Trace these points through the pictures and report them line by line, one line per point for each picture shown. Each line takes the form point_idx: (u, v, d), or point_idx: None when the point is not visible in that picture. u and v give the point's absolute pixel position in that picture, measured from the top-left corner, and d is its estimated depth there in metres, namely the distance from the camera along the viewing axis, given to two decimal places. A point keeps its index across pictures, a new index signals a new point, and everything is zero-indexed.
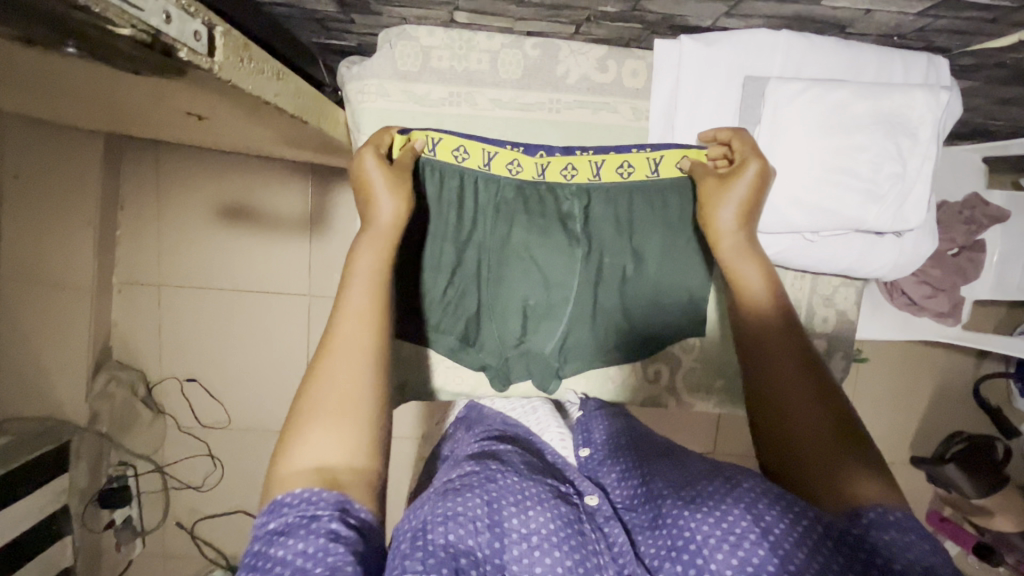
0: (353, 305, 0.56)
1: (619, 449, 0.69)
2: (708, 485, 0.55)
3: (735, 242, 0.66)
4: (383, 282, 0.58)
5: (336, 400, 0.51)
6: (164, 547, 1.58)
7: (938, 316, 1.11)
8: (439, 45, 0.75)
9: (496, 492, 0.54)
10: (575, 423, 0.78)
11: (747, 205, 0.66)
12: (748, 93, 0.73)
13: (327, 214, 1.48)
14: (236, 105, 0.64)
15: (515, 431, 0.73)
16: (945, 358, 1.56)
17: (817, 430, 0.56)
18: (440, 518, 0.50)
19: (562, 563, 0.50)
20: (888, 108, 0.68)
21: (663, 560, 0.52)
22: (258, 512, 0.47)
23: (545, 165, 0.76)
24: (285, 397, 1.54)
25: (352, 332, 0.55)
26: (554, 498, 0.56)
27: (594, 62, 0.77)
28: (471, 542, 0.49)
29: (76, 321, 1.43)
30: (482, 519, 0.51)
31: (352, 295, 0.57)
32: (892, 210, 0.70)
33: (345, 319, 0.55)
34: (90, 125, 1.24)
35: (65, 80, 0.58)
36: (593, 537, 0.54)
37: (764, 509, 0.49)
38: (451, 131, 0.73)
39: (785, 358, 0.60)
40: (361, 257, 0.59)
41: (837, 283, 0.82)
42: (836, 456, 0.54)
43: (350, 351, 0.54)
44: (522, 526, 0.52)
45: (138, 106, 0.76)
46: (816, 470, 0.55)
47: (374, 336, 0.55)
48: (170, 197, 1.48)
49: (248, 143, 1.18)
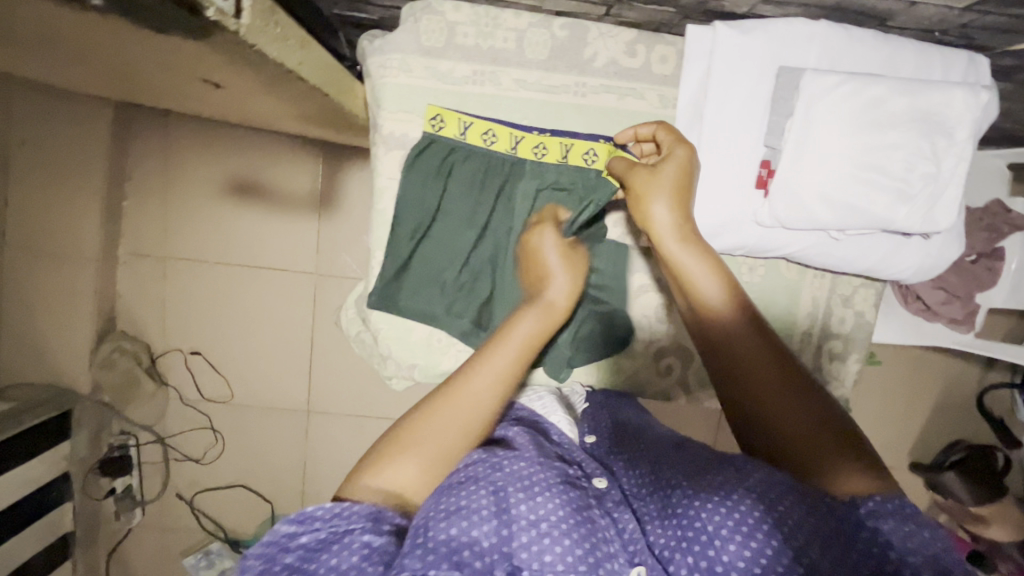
0: (493, 364, 0.60)
1: (628, 437, 0.68)
2: (717, 476, 0.55)
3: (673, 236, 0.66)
4: (529, 358, 0.62)
5: (441, 444, 0.55)
6: (161, 517, 1.59)
7: (953, 323, 1.11)
8: (465, 22, 0.73)
9: (502, 480, 0.53)
10: (581, 413, 0.77)
11: (679, 191, 0.67)
12: (781, 84, 0.71)
13: (336, 194, 1.46)
14: (255, 73, 0.62)
15: (521, 413, 0.71)
16: (951, 366, 1.55)
17: (790, 406, 0.57)
18: (444, 513, 0.50)
19: (572, 552, 0.49)
20: (925, 106, 0.66)
21: (673, 551, 0.52)
22: (283, 518, 0.50)
23: (568, 147, 0.74)
24: (288, 375, 1.54)
25: (479, 389, 0.58)
26: (561, 484, 0.55)
27: (623, 46, 0.75)
28: (475, 534, 0.49)
29: (79, 289, 1.41)
30: (488, 508, 0.50)
31: (501, 355, 0.60)
32: (922, 211, 0.69)
33: (480, 372, 0.59)
34: (98, 92, 1.22)
35: (83, 37, 0.57)
36: (602, 523, 0.53)
37: (777, 497, 0.50)
38: (482, 115, 0.74)
39: (748, 340, 0.60)
40: (521, 323, 0.63)
41: (857, 283, 0.80)
42: (813, 440, 0.55)
43: (477, 404, 0.58)
44: (530, 513, 0.51)
45: (152, 70, 0.74)
46: (807, 455, 0.54)
47: (500, 402, 0.59)
48: (177, 167, 1.45)
49: (260, 117, 1.16)
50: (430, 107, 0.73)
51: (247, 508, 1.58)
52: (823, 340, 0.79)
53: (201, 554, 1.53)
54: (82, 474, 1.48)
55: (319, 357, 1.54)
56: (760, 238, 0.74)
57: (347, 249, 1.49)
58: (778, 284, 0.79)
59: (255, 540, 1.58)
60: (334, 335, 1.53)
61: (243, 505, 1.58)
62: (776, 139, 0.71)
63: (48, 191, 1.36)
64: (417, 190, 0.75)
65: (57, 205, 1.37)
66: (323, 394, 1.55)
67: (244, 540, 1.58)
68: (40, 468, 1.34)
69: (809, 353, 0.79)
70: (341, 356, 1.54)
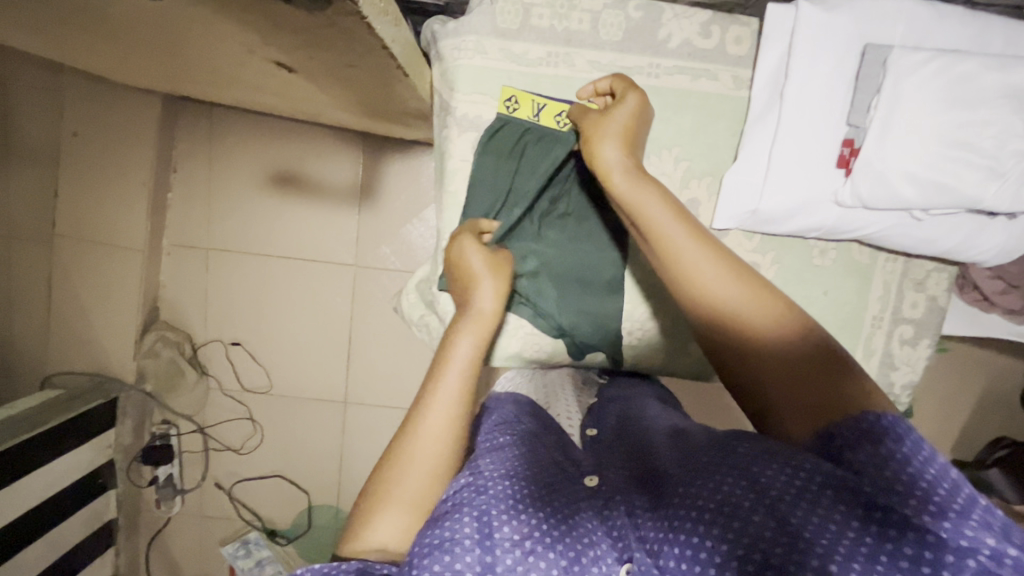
0: (438, 394, 0.58)
1: (625, 429, 0.65)
2: (705, 458, 0.51)
3: (621, 169, 0.62)
4: (475, 376, 0.61)
5: (407, 489, 0.53)
6: (200, 508, 1.59)
7: (1010, 313, 1.08)
8: (540, 4, 0.76)
9: (485, 504, 0.49)
10: (591, 403, 0.76)
11: (629, 133, 0.65)
12: (867, 61, 0.70)
13: (376, 186, 1.47)
14: (346, 54, 0.62)
15: (523, 415, 0.68)
16: (1001, 364, 1.52)
17: (772, 355, 0.52)
18: (428, 547, 0.46)
19: (557, 564, 0.46)
20: (1018, 81, 0.66)
21: (662, 543, 0.46)
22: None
23: None
24: (328, 365, 1.55)
25: (431, 426, 0.57)
26: (545, 497, 0.52)
27: (696, 28, 0.76)
28: (458, 566, 0.45)
29: (129, 280, 1.43)
30: (470, 537, 0.46)
31: (439, 382, 0.59)
32: (1012, 189, 0.68)
33: (428, 409, 0.58)
34: (151, 84, 1.24)
35: (185, 13, 0.57)
36: (587, 526, 0.50)
37: (759, 470, 0.45)
38: (556, 98, 0.77)
39: (725, 292, 0.54)
40: (458, 341, 0.63)
41: (930, 268, 0.82)
42: (804, 395, 0.49)
43: (427, 439, 0.56)
44: (514, 534, 0.47)
45: (229, 54, 0.75)
46: (783, 398, 0.50)
47: (455, 431, 0.57)
48: (223, 160, 1.47)
49: (311, 108, 1.16)
50: (506, 88, 0.77)
51: (283, 498, 1.59)
52: (894, 324, 0.82)
53: (240, 544, 1.50)
54: (125, 461, 1.51)
55: (357, 348, 1.54)
56: (840, 217, 0.74)
57: (385, 241, 1.49)
58: (849, 268, 0.80)
59: (292, 530, 1.58)
60: (373, 326, 1.54)
61: (280, 495, 1.59)
62: (861, 117, 0.70)
63: (98, 182, 1.39)
64: (490, 174, 0.78)
65: (106, 196, 1.39)
66: (360, 385, 1.56)
67: (280, 530, 1.59)
68: (86, 453, 1.37)
69: (880, 338, 0.82)
70: (380, 348, 1.55)
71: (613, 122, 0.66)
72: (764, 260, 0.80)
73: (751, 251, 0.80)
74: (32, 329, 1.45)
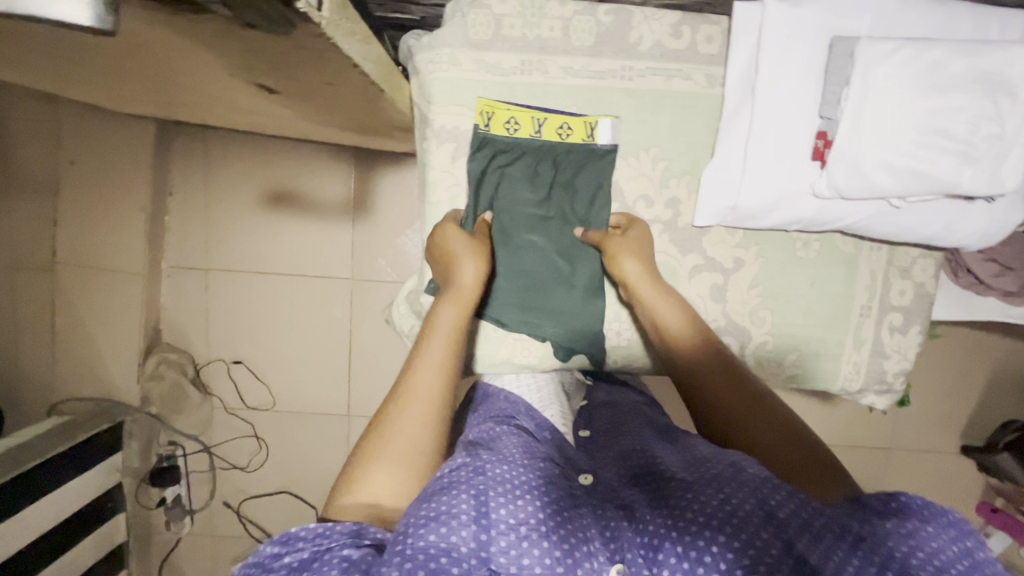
0: (428, 359, 0.62)
1: (617, 430, 0.72)
2: (711, 468, 0.57)
3: (648, 286, 0.75)
4: (459, 344, 0.65)
5: (400, 444, 0.56)
6: (209, 526, 1.60)
7: (1007, 295, 1.06)
8: (511, 13, 0.77)
9: (483, 484, 0.52)
10: (577, 411, 0.81)
11: (644, 253, 0.77)
12: (836, 54, 0.71)
13: (368, 199, 1.48)
14: (322, 74, 0.63)
15: (521, 410, 0.73)
16: (1007, 347, 1.49)
17: (742, 408, 0.65)
18: (424, 519, 0.48)
19: (550, 554, 0.48)
20: (988, 65, 0.66)
21: (663, 538, 0.50)
22: (266, 540, 0.49)
23: (593, 124, 0.79)
24: (328, 379, 1.56)
25: (423, 385, 0.60)
26: (542, 486, 0.55)
27: (667, 29, 0.77)
28: (454, 540, 0.47)
29: (130, 305, 1.45)
30: (467, 513, 0.49)
31: (430, 348, 0.63)
32: (989, 173, 0.68)
33: (420, 370, 0.61)
34: (142, 110, 1.26)
35: (163, 43, 0.59)
36: (583, 522, 0.53)
37: (768, 493, 0.51)
38: (529, 105, 0.79)
39: (671, 318, 0.74)
40: (443, 312, 0.67)
41: (915, 254, 0.82)
42: (754, 424, 0.63)
43: (422, 399, 0.59)
44: (510, 517, 0.50)
45: (211, 77, 0.76)
46: (744, 438, 0.62)
47: (445, 394, 0.61)
48: (217, 181, 1.49)
49: (298, 126, 1.18)
50: (483, 101, 0.78)
51: (292, 513, 1.60)
52: (882, 313, 0.82)
53: None
54: (133, 484, 1.51)
55: (358, 361, 1.55)
56: (819, 209, 0.75)
57: (381, 253, 1.51)
58: (833, 258, 0.81)
59: None
60: (371, 339, 1.54)
61: (290, 511, 1.60)
62: (832, 109, 0.71)
63: (97, 208, 1.41)
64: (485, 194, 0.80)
65: (105, 222, 1.42)
66: (362, 398, 1.57)
67: None
68: (95, 477, 1.38)
69: (869, 329, 0.82)
70: (378, 359, 1.55)
71: (633, 245, 0.77)
72: (748, 254, 0.81)
73: (734, 247, 0.81)
74: (39, 357, 1.47)
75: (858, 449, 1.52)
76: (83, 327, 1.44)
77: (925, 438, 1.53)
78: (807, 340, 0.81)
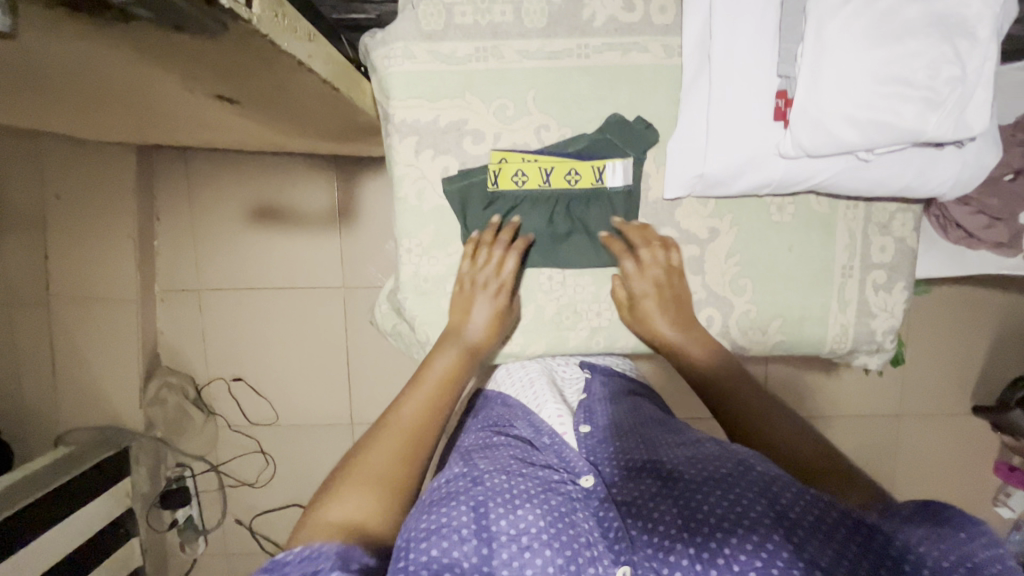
0: (417, 399, 0.72)
1: (618, 432, 0.69)
2: (721, 468, 0.57)
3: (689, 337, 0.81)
4: (448, 387, 0.75)
5: (375, 467, 0.63)
6: (224, 545, 1.60)
7: (998, 247, 1.04)
8: (461, 2, 0.77)
9: (482, 496, 0.56)
10: (576, 405, 0.78)
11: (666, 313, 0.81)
12: (787, 12, 0.71)
13: (352, 205, 1.48)
14: (274, 77, 0.63)
15: (517, 415, 0.75)
16: (1008, 301, 1.46)
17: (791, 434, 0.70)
18: (425, 533, 0.52)
19: (553, 562, 0.51)
20: (941, 9, 0.66)
21: (674, 540, 0.51)
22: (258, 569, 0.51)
23: (575, 178, 0.80)
24: (328, 390, 1.56)
25: (405, 420, 0.69)
26: (543, 492, 0.57)
27: (619, 2, 0.77)
28: (455, 555, 0.51)
29: (125, 331, 1.46)
30: (468, 526, 0.53)
31: (422, 389, 0.74)
32: (954, 117, 0.67)
33: (407, 407, 0.71)
34: (119, 137, 1.28)
35: (113, 63, 0.59)
36: (586, 527, 0.54)
37: (778, 492, 0.53)
38: (525, 158, 0.80)
39: (712, 354, 0.81)
40: (440, 357, 0.78)
41: (893, 210, 0.82)
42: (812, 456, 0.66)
43: (403, 431, 0.68)
44: (511, 527, 0.53)
45: (173, 95, 0.76)
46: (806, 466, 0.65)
47: (425, 427, 0.70)
48: (201, 201, 1.50)
49: (269, 138, 1.17)
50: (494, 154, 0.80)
51: None
52: (865, 272, 0.82)
53: None
54: (144, 508, 1.52)
55: (355, 369, 1.55)
56: (788, 169, 0.74)
57: (370, 260, 1.51)
58: (808, 219, 0.82)
59: None
60: (366, 345, 1.55)
61: None
62: (789, 67, 0.71)
63: (90, 241, 1.43)
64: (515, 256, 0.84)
65: (95, 252, 1.44)
66: (363, 404, 1.56)
67: None
68: (106, 505, 1.39)
69: (852, 290, 0.82)
70: (376, 364, 1.55)
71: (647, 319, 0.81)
72: (722, 224, 0.82)
73: (707, 217, 0.82)
74: (42, 391, 1.49)
75: (865, 418, 1.50)
76: (85, 356, 1.46)
77: (934, 401, 1.50)
78: (790, 306, 0.83)
